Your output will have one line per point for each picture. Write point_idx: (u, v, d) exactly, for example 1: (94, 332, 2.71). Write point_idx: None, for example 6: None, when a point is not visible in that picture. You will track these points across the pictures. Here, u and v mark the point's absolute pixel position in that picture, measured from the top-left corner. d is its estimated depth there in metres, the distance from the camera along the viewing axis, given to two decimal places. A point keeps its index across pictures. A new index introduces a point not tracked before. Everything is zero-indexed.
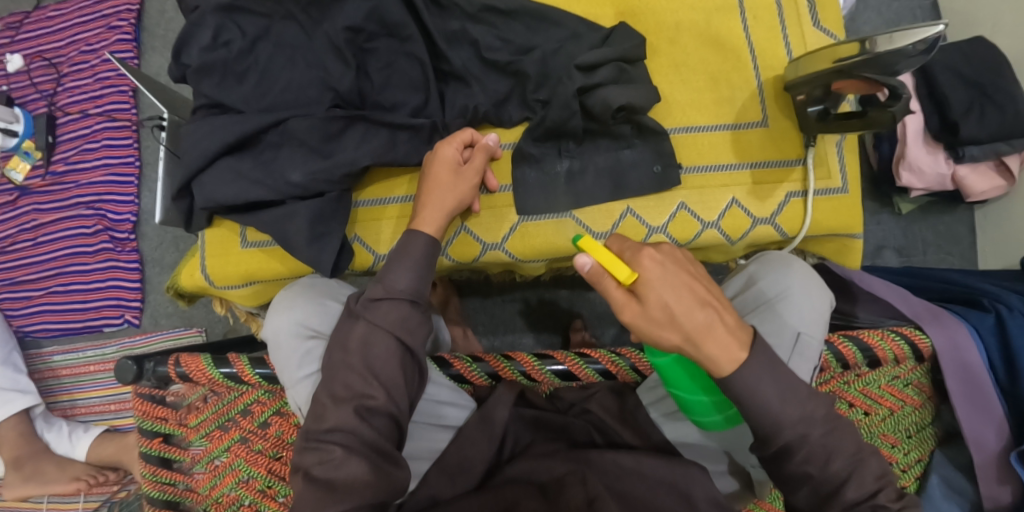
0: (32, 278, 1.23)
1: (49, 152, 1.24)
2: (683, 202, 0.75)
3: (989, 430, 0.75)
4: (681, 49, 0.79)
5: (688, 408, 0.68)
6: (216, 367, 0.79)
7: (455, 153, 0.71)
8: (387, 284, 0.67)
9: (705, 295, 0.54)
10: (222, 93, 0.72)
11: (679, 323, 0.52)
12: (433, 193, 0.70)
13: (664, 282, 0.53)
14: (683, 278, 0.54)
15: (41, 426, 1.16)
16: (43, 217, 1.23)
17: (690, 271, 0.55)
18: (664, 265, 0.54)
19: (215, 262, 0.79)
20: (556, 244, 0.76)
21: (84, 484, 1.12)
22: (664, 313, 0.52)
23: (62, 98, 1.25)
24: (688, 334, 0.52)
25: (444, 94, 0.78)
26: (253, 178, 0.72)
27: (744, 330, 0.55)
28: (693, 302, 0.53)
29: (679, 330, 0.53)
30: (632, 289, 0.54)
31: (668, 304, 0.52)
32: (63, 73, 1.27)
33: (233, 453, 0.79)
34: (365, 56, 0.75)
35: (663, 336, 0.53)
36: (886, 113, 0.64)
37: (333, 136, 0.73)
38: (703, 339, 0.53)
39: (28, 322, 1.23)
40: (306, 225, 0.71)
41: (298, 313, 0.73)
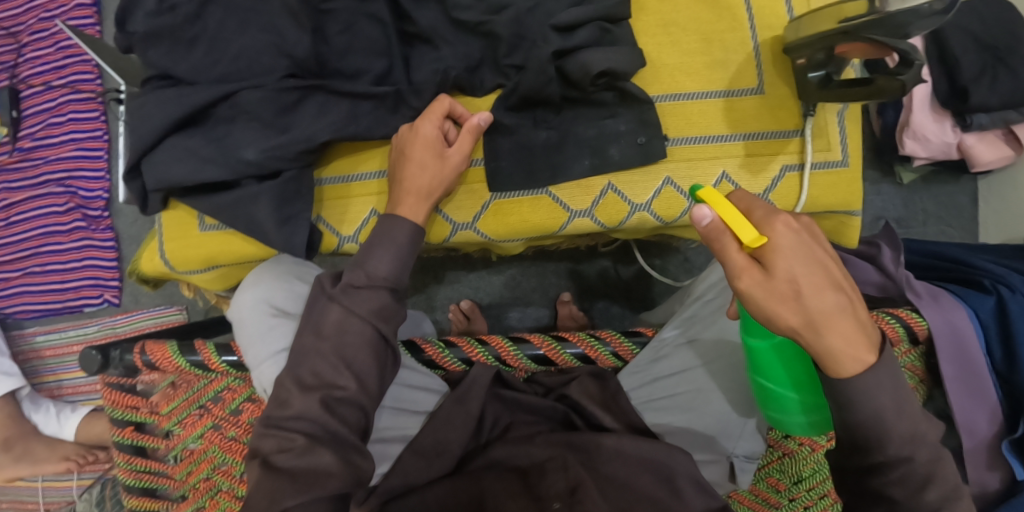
0: (8, 259, 1.16)
1: (16, 127, 1.15)
2: (669, 177, 0.70)
3: (982, 416, 0.72)
4: (671, 6, 0.72)
5: (770, 401, 0.60)
6: (183, 355, 0.76)
7: (436, 132, 0.66)
8: (369, 270, 0.64)
9: (837, 277, 0.48)
10: (172, 62, 0.69)
11: (804, 303, 0.46)
12: (415, 178, 0.66)
13: (795, 251, 0.47)
14: (817, 253, 0.47)
15: (28, 407, 1.12)
16: (13, 196, 1.15)
17: (824, 246, 0.48)
18: (799, 233, 0.48)
19: (174, 246, 0.75)
20: (532, 223, 0.71)
21: (74, 464, 1.10)
22: (789, 287, 0.46)
23: (24, 69, 1.15)
24: (814, 316, 0.46)
25: (410, 57, 0.73)
26: (204, 155, 0.67)
27: (874, 331, 0.49)
28: (827, 281, 0.47)
29: (801, 311, 0.46)
30: (754, 255, 0.47)
31: (797, 278, 0.46)
32: (24, 43, 1.16)
33: (207, 440, 0.78)
34: (324, 18, 0.71)
35: (782, 315, 0.47)
36: (895, 81, 0.58)
37: (288, 108, 0.68)
38: (829, 324, 0.47)
39: (7, 304, 1.17)
40: (272, 209, 0.67)
41: (263, 291, 0.69)
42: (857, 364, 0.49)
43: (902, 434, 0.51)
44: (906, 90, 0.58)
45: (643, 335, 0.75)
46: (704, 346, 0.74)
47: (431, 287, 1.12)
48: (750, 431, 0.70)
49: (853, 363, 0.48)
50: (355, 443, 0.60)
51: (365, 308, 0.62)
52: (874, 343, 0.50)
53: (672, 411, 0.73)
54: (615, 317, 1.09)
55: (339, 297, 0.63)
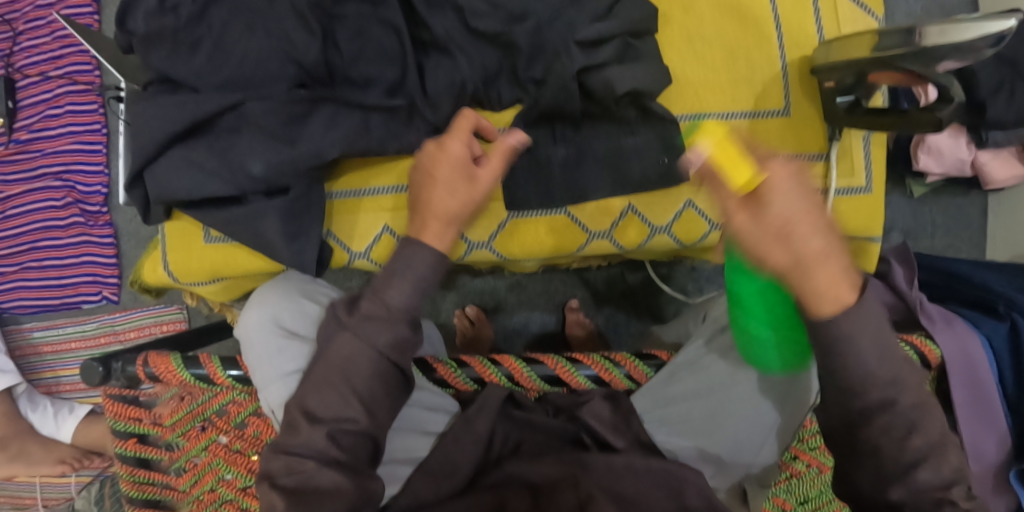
0: (4, 254, 1.13)
1: (11, 118, 1.11)
2: (691, 200, 0.68)
3: (990, 443, 0.73)
4: (697, 19, 0.70)
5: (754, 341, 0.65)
6: (187, 368, 0.74)
7: (467, 149, 0.60)
8: (383, 299, 0.59)
9: (824, 219, 0.48)
10: (172, 65, 0.65)
11: (791, 241, 0.47)
12: (442, 201, 0.59)
13: (787, 190, 0.47)
14: (812, 197, 0.47)
15: (25, 405, 1.10)
16: (11, 189, 1.12)
17: (811, 190, 0.48)
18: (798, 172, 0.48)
19: (177, 258, 0.72)
20: (549, 243, 0.70)
21: (69, 467, 1.08)
22: (781, 224, 0.47)
23: (20, 58, 1.10)
24: (801, 256, 0.47)
25: (423, 66, 0.68)
26: (209, 169, 0.65)
27: (855, 274, 0.50)
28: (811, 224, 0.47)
29: (791, 251, 0.47)
30: (748, 194, 0.47)
31: (788, 217, 0.46)
32: (19, 31, 1.11)
33: (211, 452, 0.77)
34: (333, 23, 0.67)
35: (771, 254, 0.47)
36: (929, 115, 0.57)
37: (296, 120, 0.65)
38: (813, 269, 0.47)
39: (4, 299, 1.14)
40: (280, 225, 0.65)
41: (271, 309, 0.68)
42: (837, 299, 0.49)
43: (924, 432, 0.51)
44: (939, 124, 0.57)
45: (658, 358, 0.73)
46: (714, 369, 0.70)
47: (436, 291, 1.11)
48: (767, 455, 0.69)
49: (833, 302, 0.49)
50: (364, 468, 0.60)
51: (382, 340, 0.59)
52: (856, 283, 0.50)
53: (686, 436, 0.70)
54: (621, 324, 1.08)
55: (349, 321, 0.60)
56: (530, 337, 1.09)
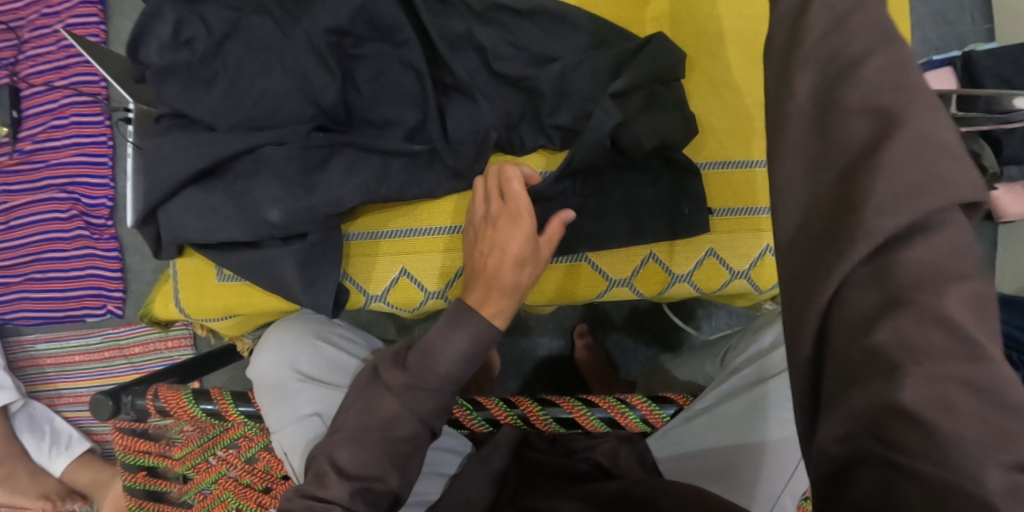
0: (5, 265, 1.11)
1: (16, 128, 1.08)
2: (712, 248, 0.68)
3: None
4: (724, 66, 0.69)
5: None
6: (197, 403, 0.74)
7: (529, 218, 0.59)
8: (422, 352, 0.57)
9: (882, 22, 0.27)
10: (188, 103, 0.64)
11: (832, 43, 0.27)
12: (501, 274, 0.58)
13: None
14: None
15: (21, 426, 1.10)
16: (15, 200, 1.09)
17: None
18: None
19: (189, 295, 0.71)
20: (569, 291, 0.69)
21: (51, 504, 1.05)
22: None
23: (25, 67, 1.07)
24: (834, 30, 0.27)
25: (445, 109, 0.68)
26: (225, 213, 0.64)
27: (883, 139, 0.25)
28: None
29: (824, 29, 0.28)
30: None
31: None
32: (24, 39, 1.08)
33: (222, 486, 0.75)
34: (353, 62, 0.67)
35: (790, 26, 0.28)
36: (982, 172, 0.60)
37: (314, 166, 0.64)
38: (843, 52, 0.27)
39: (6, 311, 1.12)
40: (296, 271, 0.64)
41: (288, 353, 0.68)
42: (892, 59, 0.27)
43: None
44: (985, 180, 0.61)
45: (674, 402, 0.73)
46: (734, 416, 0.68)
47: None
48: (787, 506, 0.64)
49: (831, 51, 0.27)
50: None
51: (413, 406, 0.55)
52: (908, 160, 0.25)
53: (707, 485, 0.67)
54: (629, 350, 1.08)
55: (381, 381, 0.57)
56: (537, 360, 1.09)
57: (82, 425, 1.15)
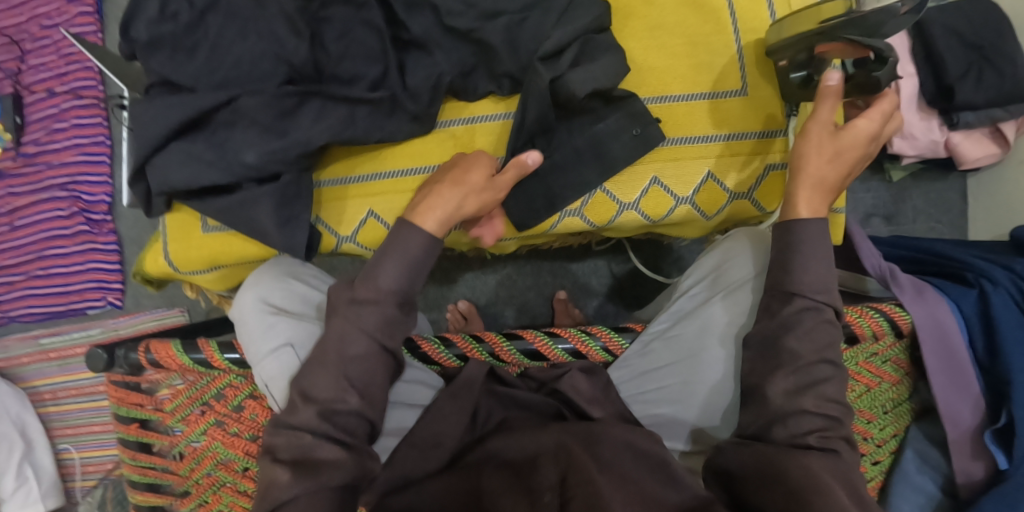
0: (9, 263, 1.18)
1: (19, 133, 1.17)
2: (656, 176, 0.72)
3: (965, 407, 0.74)
4: (658, 11, 0.74)
5: None
6: (187, 353, 0.78)
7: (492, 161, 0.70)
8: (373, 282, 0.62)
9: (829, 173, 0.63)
10: (175, 68, 0.71)
11: (845, 138, 0.63)
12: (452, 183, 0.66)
13: (866, 134, 0.64)
14: (827, 148, 0.63)
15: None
16: (15, 200, 1.17)
17: (833, 146, 0.63)
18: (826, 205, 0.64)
19: (178, 247, 0.77)
20: (523, 222, 0.74)
21: None
22: (845, 138, 0.63)
23: (27, 76, 1.18)
24: (832, 132, 0.63)
25: (404, 64, 0.73)
26: (208, 160, 0.69)
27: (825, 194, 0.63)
28: (852, 165, 0.64)
29: (841, 141, 0.63)
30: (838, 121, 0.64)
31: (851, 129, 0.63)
32: (26, 50, 1.18)
33: (210, 436, 0.80)
34: (321, 25, 0.72)
35: (825, 155, 0.63)
36: (869, 76, 0.62)
37: (285, 114, 0.69)
38: (840, 141, 0.63)
39: (9, 308, 1.19)
40: (272, 210, 0.69)
41: (262, 290, 0.72)
42: (809, 216, 0.63)
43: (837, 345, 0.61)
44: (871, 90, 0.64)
45: (632, 329, 0.75)
46: (686, 338, 0.72)
47: (432, 289, 1.12)
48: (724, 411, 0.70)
49: (811, 193, 0.63)
50: (363, 446, 0.61)
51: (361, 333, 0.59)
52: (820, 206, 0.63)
53: (660, 405, 0.73)
54: (610, 314, 1.12)
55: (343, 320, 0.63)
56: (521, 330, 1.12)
57: (79, 417, 1.20)
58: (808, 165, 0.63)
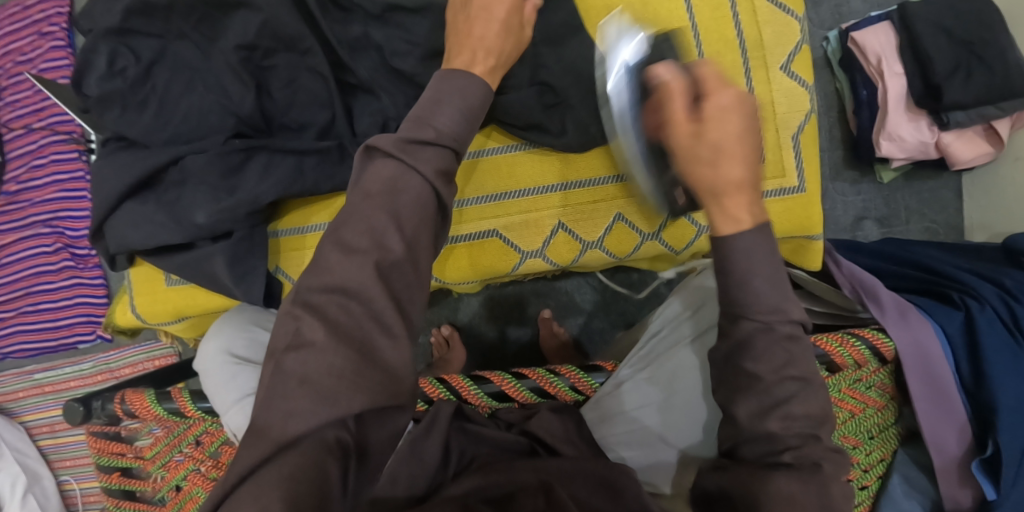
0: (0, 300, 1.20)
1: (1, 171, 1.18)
2: (620, 213, 0.72)
3: (950, 434, 0.71)
4: None
5: None
6: (160, 403, 0.79)
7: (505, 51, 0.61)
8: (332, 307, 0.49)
9: (731, 174, 0.54)
10: (125, 125, 0.69)
11: (715, 129, 0.54)
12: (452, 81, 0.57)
13: (737, 112, 0.54)
14: (706, 147, 0.54)
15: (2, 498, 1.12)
16: (4, 239, 1.18)
17: (709, 141, 0.54)
18: (758, 204, 0.54)
19: (143, 301, 0.77)
20: (486, 264, 0.74)
21: None
22: (718, 124, 0.54)
23: (6, 113, 1.18)
24: (700, 131, 0.54)
25: (352, 108, 0.72)
26: (159, 221, 0.68)
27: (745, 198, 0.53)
28: (747, 156, 0.54)
29: (715, 134, 0.54)
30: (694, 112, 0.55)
31: (720, 115, 0.54)
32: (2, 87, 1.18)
33: (190, 481, 0.79)
34: (265, 75, 0.70)
35: (710, 161, 0.54)
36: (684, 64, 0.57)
37: (233, 170, 0.68)
38: (715, 135, 0.54)
39: (5, 345, 1.21)
40: (226, 267, 0.69)
41: (227, 340, 0.70)
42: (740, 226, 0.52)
43: (799, 361, 0.51)
44: (704, 87, 0.55)
45: (603, 369, 0.74)
46: (656, 381, 0.71)
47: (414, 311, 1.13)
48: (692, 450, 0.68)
49: (730, 205, 0.53)
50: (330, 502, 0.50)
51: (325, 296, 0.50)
52: (744, 211, 0.53)
53: (634, 446, 0.71)
54: (596, 331, 1.09)
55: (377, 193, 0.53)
56: (508, 352, 1.10)
57: (74, 449, 1.22)
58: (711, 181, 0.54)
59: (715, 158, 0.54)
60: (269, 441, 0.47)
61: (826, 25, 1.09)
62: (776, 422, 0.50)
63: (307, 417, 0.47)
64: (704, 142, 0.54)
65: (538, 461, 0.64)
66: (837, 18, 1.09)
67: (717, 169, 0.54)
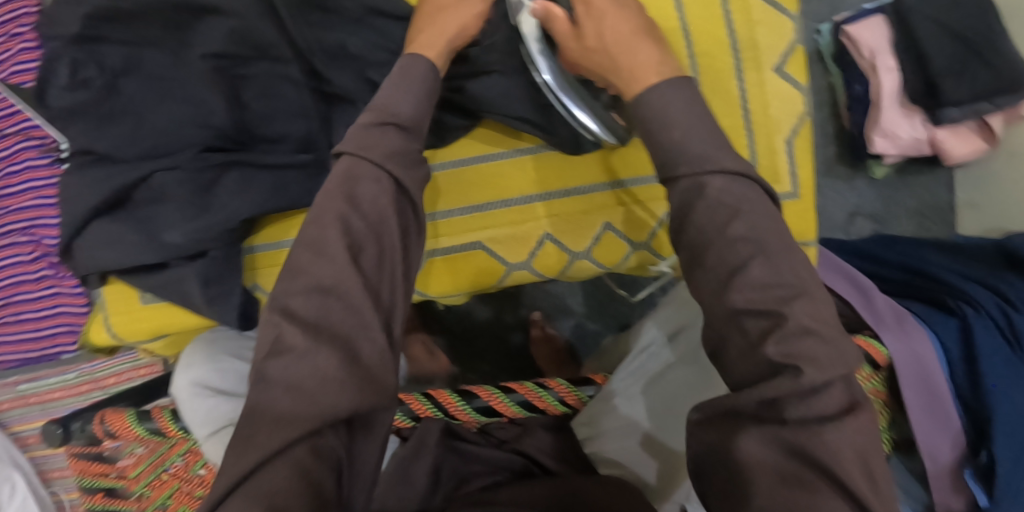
0: None
1: None
2: (609, 223, 0.70)
3: (945, 443, 0.69)
4: None
5: None
6: (140, 422, 0.74)
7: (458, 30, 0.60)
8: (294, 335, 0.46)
9: (634, 48, 0.55)
10: (91, 139, 0.66)
11: (599, 31, 0.56)
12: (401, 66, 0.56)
13: (610, 10, 0.56)
14: (599, 49, 0.56)
15: None
16: None
17: (597, 37, 0.56)
18: (666, 64, 0.54)
19: (119, 321, 0.74)
20: (471, 276, 0.72)
21: None
22: (595, 23, 0.56)
23: None
24: (589, 39, 0.57)
25: (330, 118, 0.70)
26: (130, 241, 0.66)
27: (661, 65, 0.53)
28: (638, 30, 0.56)
29: (600, 33, 0.56)
30: (574, 25, 0.58)
31: (596, 15, 0.56)
32: None
33: (176, 500, 0.77)
34: (238, 84, 0.67)
35: (607, 55, 0.56)
36: None
37: (206, 188, 0.66)
38: (598, 30, 0.56)
39: None
40: (200, 288, 0.66)
41: (197, 372, 0.69)
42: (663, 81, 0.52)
43: (770, 251, 0.45)
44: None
45: (593, 382, 0.75)
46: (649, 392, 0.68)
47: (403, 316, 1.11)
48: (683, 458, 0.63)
49: (643, 75, 0.53)
50: None
51: (291, 308, 0.47)
52: (660, 72, 0.53)
53: (627, 459, 0.67)
54: (588, 333, 1.08)
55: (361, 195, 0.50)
56: (500, 356, 1.08)
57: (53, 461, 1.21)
58: (618, 66, 0.55)
59: (618, 56, 0.55)
60: (258, 448, 0.43)
61: (820, 18, 1.07)
62: (739, 297, 0.44)
63: (296, 422, 0.44)
64: (598, 37, 0.56)
65: (531, 481, 0.63)
66: (829, 10, 1.07)
67: (620, 58, 0.55)
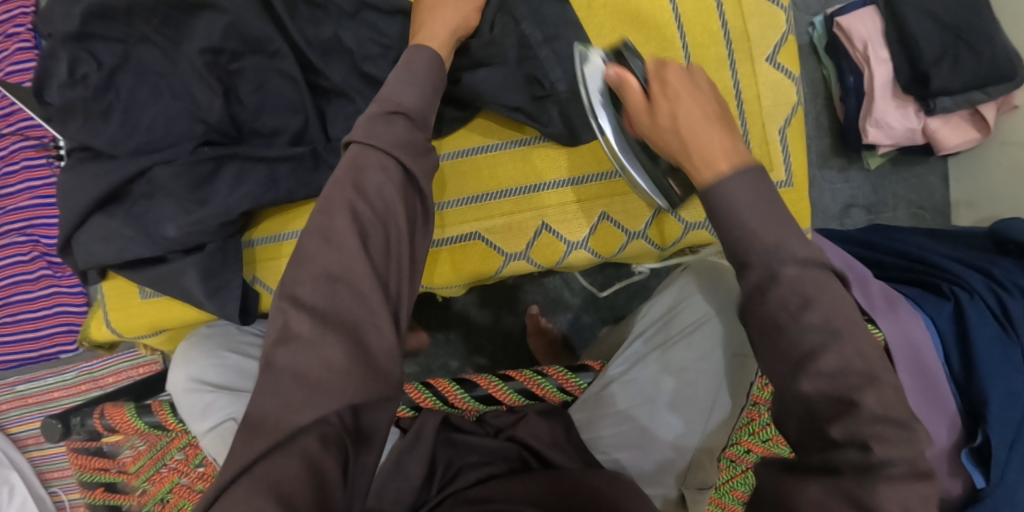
0: None
1: None
2: (605, 212, 0.71)
3: (941, 426, 0.69)
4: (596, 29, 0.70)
5: None
6: (139, 416, 0.78)
7: (454, 18, 0.61)
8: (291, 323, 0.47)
9: (706, 133, 0.54)
10: (88, 135, 0.66)
11: (675, 111, 0.55)
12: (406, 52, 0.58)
13: (687, 92, 0.56)
14: (672, 126, 0.55)
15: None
16: None
17: (671, 114, 0.55)
18: (739, 152, 0.53)
19: (118, 316, 0.75)
20: (467, 268, 0.72)
21: None
22: (671, 101, 0.56)
23: None
24: (662, 114, 0.56)
25: (326, 112, 0.70)
26: (128, 235, 0.66)
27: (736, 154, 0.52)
28: (713, 115, 0.55)
29: (674, 113, 0.55)
30: (649, 100, 0.57)
31: (673, 93, 0.55)
32: None
33: (176, 494, 0.75)
34: (233, 79, 0.67)
35: (679, 136, 0.55)
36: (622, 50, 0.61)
37: (203, 181, 0.66)
38: (673, 107, 0.55)
39: None
40: (198, 281, 0.67)
41: (194, 367, 0.70)
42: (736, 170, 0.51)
43: (821, 302, 0.46)
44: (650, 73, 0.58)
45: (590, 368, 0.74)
46: (642, 380, 0.69)
47: None
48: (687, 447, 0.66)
49: (714, 159, 0.52)
50: None
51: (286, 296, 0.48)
52: (733, 159, 0.52)
53: (624, 446, 0.68)
54: (585, 326, 1.09)
55: (357, 183, 0.51)
56: (497, 349, 1.09)
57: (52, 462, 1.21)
58: (689, 147, 0.54)
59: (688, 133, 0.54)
60: (268, 433, 0.44)
61: (812, 10, 1.08)
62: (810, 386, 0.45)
63: (304, 412, 0.44)
64: (672, 114, 0.55)
65: (527, 473, 0.63)
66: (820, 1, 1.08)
67: (694, 141, 0.54)
